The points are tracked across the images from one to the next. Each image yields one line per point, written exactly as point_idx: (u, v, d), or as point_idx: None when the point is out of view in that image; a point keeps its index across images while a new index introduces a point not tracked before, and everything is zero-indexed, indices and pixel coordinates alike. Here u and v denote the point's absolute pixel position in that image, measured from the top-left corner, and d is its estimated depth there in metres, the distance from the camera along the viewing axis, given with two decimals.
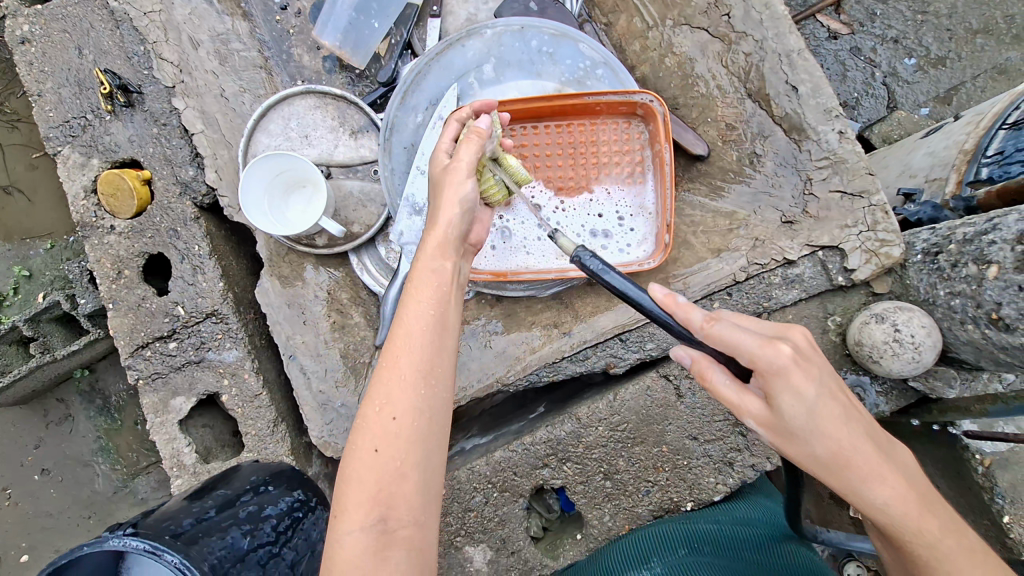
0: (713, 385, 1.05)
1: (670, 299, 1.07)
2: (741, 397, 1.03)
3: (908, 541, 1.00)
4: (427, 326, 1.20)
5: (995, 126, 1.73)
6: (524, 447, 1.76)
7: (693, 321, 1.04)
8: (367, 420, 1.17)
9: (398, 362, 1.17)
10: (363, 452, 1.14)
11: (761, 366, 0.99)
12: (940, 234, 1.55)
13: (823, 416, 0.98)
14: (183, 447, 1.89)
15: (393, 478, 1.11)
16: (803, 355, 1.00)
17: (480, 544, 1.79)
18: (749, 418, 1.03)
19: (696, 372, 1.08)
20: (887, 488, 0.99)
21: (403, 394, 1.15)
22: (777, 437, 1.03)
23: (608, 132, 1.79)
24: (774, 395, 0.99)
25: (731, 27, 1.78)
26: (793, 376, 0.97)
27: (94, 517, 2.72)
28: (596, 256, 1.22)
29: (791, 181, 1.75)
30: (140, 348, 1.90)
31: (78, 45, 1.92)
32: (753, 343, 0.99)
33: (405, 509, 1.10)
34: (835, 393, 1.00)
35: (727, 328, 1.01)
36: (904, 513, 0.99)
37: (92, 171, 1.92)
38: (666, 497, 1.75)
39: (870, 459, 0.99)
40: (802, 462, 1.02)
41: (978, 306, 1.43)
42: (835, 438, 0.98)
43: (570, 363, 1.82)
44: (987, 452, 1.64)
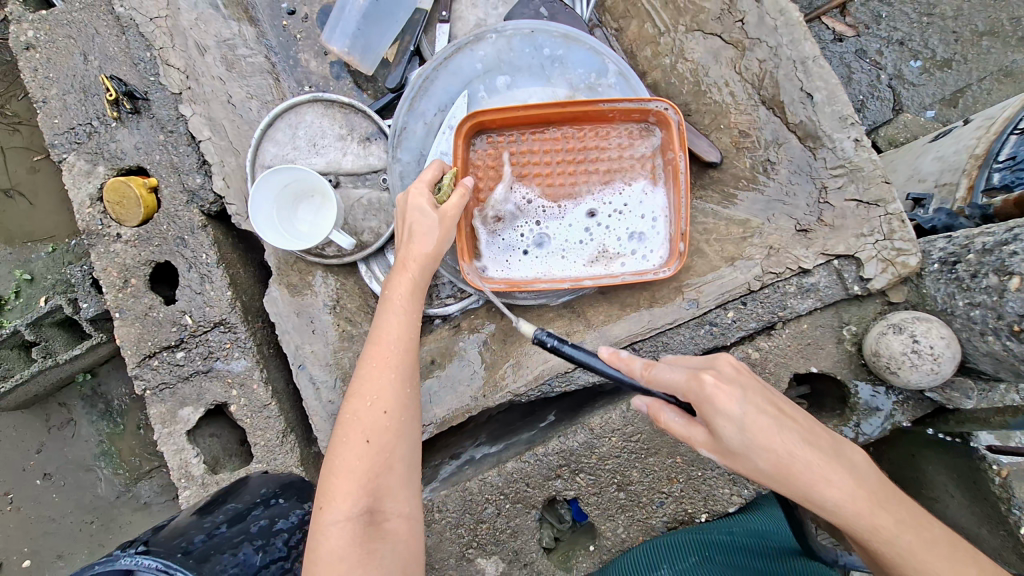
0: (666, 423, 1.14)
1: (614, 354, 1.22)
2: (689, 429, 1.11)
3: (867, 540, 1.02)
4: (411, 332, 1.36)
5: (1007, 131, 1.72)
6: (536, 458, 1.74)
7: (635, 369, 1.18)
8: (355, 416, 1.27)
9: (387, 361, 1.31)
10: (355, 443, 1.24)
11: (692, 398, 1.07)
12: (957, 243, 1.54)
13: (754, 431, 1.02)
14: (191, 457, 1.87)
15: (382, 468, 1.23)
16: (728, 379, 1.08)
17: (492, 555, 1.77)
18: (701, 448, 1.10)
19: (651, 416, 1.17)
20: (836, 488, 1.01)
21: (391, 390, 1.29)
22: (726, 459, 1.08)
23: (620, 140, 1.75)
24: (711, 421, 1.05)
25: (745, 34, 1.76)
26: (718, 400, 1.04)
27: (96, 522, 2.69)
28: (550, 334, 1.33)
29: (806, 188, 1.74)
30: (148, 357, 1.88)
31: (82, 51, 1.90)
32: (682, 378, 1.09)
33: (393, 501, 1.23)
34: (761, 406, 1.04)
35: (663, 369, 1.13)
36: (857, 511, 1.01)
37: (97, 179, 1.90)
38: (680, 508, 1.73)
39: (811, 466, 1.02)
40: (752, 477, 1.06)
41: (1000, 317, 1.41)
42: (774, 451, 1.01)
43: (583, 373, 1.80)
44: (1004, 463, 1.60)
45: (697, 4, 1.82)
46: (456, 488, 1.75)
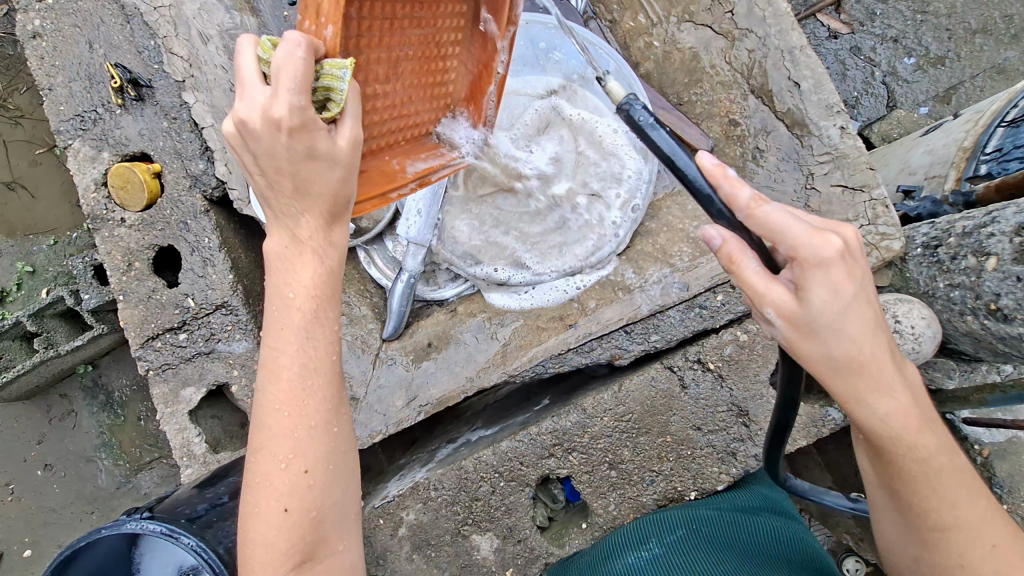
0: (741, 271, 0.95)
1: (720, 169, 0.95)
2: (769, 285, 0.94)
3: (903, 456, 1.05)
4: (320, 377, 1.18)
5: (993, 125, 1.76)
6: (530, 437, 1.78)
7: (739, 199, 0.93)
8: (268, 477, 1.16)
9: (300, 415, 1.16)
10: (271, 512, 1.16)
11: (801, 256, 0.91)
12: (940, 228, 1.59)
13: (851, 316, 0.93)
14: (194, 437, 1.92)
15: (310, 526, 1.17)
16: (851, 251, 0.93)
17: (487, 532, 1.82)
18: (772, 307, 0.94)
19: (723, 256, 0.97)
20: (895, 402, 1.00)
21: (306, 442, 1.16)
22: (797, 335, 0.97)
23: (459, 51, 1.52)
24: (808, 287, 0.92)
25: (735, 24, 1.80)
26: (834, 269, 0.91)
27: (96, 512, 2.74)
28: (646, 109, 1.06)
29: (793, 175, 1.78)
30: (151, 339, 1.92)
31: (87, 40, 1.94)
32: (804, 232, 0.90)
33: (330, 545, 1.20)
34: (869, 298, 0.95)
35: (777, 211, 0.91)
36: (904, 426, 1.02)
37: (102, 164, 1.94)
38: (670, 486, 1.78)
39: (884, 372, 0.98)
40: (814, 364, 0.99)
41: (978, 297, 1.46)
42: (859, 345, 0.95)
43: (576, 355, 1.84)
44: (986, 443, 1.68)
45: None
46: (451, 467, 1.79)
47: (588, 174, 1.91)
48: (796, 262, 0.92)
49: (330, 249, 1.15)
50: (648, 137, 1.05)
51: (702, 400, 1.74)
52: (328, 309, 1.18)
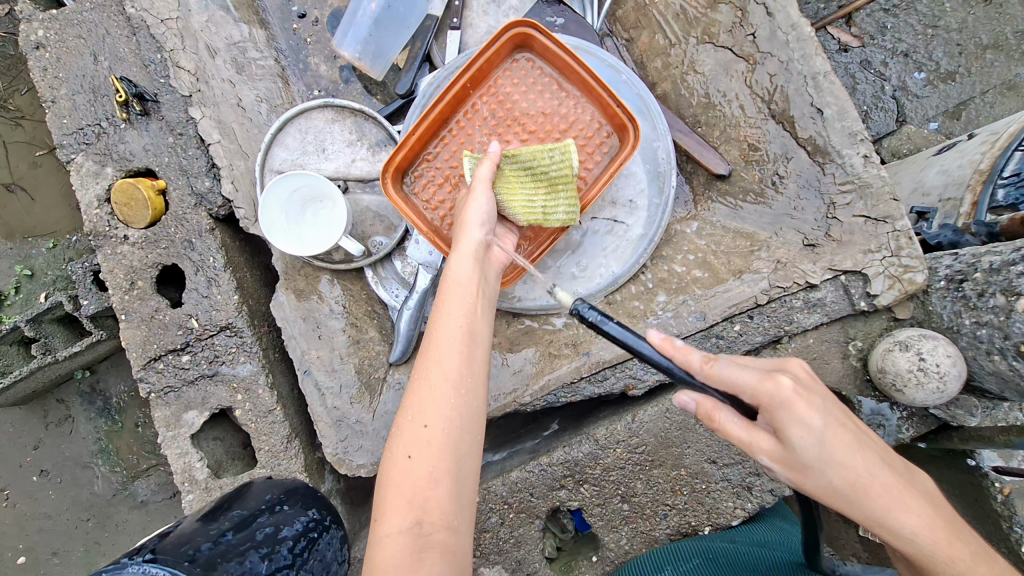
0: (723, 424, 1.08)
1: (669, 342, 1.13)
2: (751, 434, 1.05)
3: (938, 568, 1.01)
4: (455, 341, 1.18)
5: (1011, 148, 1.72)
6: (540, 468, 1.74)
7: (693, 362, 1.11)
8: (399, 429, 1.17)
9: (430, 374, 1.17)
10: (397, 459, 1.14)
11: (763, 400, 1.03)
12: (964, 261, 1.54)
13: (832, 445, 1.01)
14: (195, 462, 1.87)
15: (424, 484, 1.10)
16: (804, 385, 1.04)
17: (495, 565, 1.77)
18: (763, 455, 1.05)
19: (705, 414, 1.11)
20: (911, 513, 1.01)
21: (436, 395, 1.15)
22: (792, 473, 1.05)
23: (517, 86, 1.66)
24: (782, 428, 1.02)
25: (756, 47, 1.77)
26: (796, 407, 1.01)
27: (92, 519, 2.69)
28: (592, 308, 1.23)
29: (814, 204, 1.74)
30: (153, 360, 1.87)
31: (93, 51, 1.89)
32: (753, 378, 1.04)
33: (438, 509, 1.08)
34: (840, 422, 1.03)
35: (727, 367, 1.08)
36: (931, 538, 1.01)
37: (105, 180, 1.89)
38: (684, 521, 1.73)
39: (886, 488, 1.01)
40: (821, 496, 1.04)
41: (1006, 337, 1.43)
42: (852, 469, 1.00)
43: (588, 384, 1.80)
44: (1008, 481, 1.63)
45: (710, 16, 1.82)
46: None
47: (603, 199, 1.88)
48: (762, 408, 1.04)
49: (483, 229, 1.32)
50: (603, 330, 1.20)
51: (718, 433, 1.69)
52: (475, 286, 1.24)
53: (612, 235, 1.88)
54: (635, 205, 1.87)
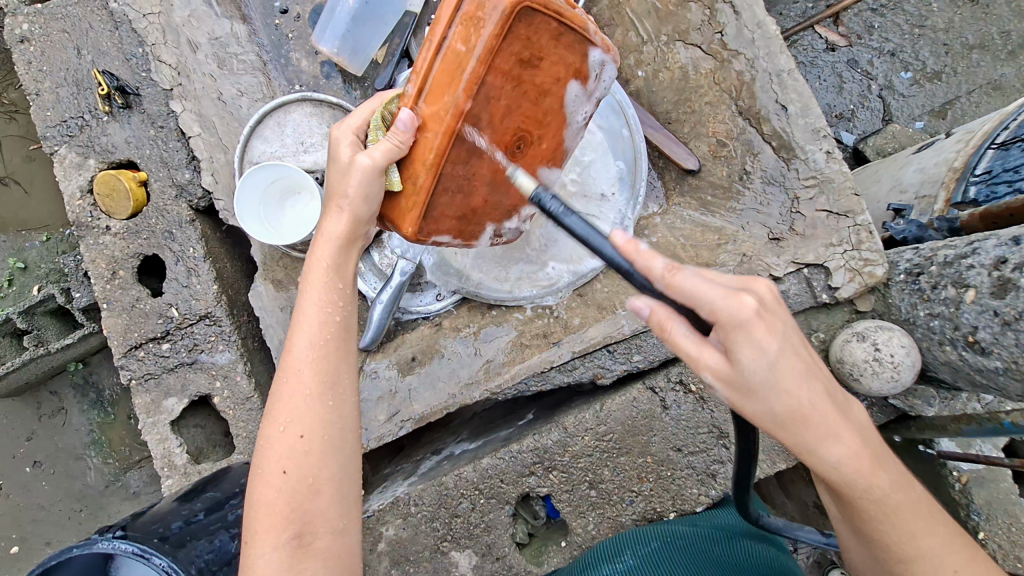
0: (672, 338, 0.93)
1: (632, 245, 0.95)
2: (700, 348, 0.91)
3: (860, 500, 0.96)
4: (330, 335, 1.21)
5: (983, 146, 1.74)
6: (511, 454, 1.78)
7: (654, 270, 0.92)
8: (270, 442, 1.16)
9: (300, 376, 1.17)
10: (272, 475, 1.14)
11: (721, 319, 0.87)
12: (923, 255, 1.58)
13: (783, 374, 0.88)
14: (175, 448, 1.91)
15: (305, 495, 1.12)
16: (768, 308, 0.88)
17: (465, 549, 1.81)
18: (707, 372, 0.91)
19: (655, 324, 0.95)
20: (841, 445, 0.92)
21: (301, 407, 1.15)
22: (735, 394, 0.93)
23: (559, 57, 1.23)
24: (732, 348, 0.88)
25: (725, 45, 1.78)
26: (757, 330, 0.86)
27: (85, 510, 2.73)
28: (555, 198, 1.06)
29: (779, 198, 1.78)
30: (133, 348, 1.91)
31: (76, 45, 1.93)
32: (716, 293, 0.87)
33: (321, 518, 1.12)
34: (796, 348, 0.89)
35: (691, 278, 0.89)
36: (857, 471, 0.94)
37: (88, 172, 1.93)
38: (649, 507, 1.77)
39: (829, 419, 0.91)
40: (759, 421, 0.93)
41: (956, 327, 1.45)
42: (795, 396, 0.89)
43: (559, 373, 1.84)
44: (965, 470, 1.72)
45: (680, 14, 1.85)
46: (432, 483, 1.79)
47: (579, 190, 1.91)
48: (717, 324, 0.88)
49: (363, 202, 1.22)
50: (563, 224, 1.04)
51: (683, 421, 1.74)
52: (340, 279, 1.25)
53: None
54: (607, 198, 1.91)
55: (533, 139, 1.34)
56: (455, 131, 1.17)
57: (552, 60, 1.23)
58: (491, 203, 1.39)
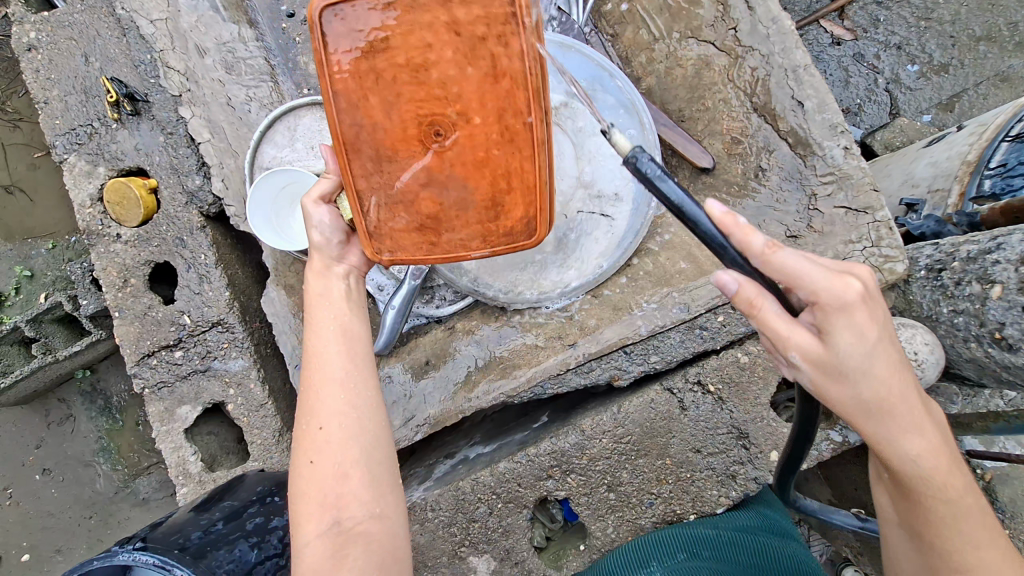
0: (763, 315, 0.95)
1: (731, 217, 0.93)
2: (792, 328, 0.95)
3: (930, 494, 1.02)
4: (332, 333, 1.20)
5: (998, 138, 1.72)
6: (527, 458, 1.76)
7: (752, 246, 0.93)
8: (298, 437, 1.17)
9: (314, 373, 1.18)
10: (302, 467, 1.14)
11: (822, 300, 0.93)
12: (944, 250, 1.56)
13: (879, 355, 0.95)
14: (189, 455, 1.90)
15: (334, 482, 1.11)
16: (870, 293, 0.95)
17: (484, 554, 1.80)
18: (796, 350, 0.95)
19: (743, 303, 0.96)
20: (922, 436, 0.99)
21: (318, 401, 1.16)
22: (821, 375, 0.98)
23: (409, 24, 1.02)
24: (830, 328, 0.94)
25: (738, 41, 1.76)
26: (857, 312, 0.93)
27: (95, 517, 2.73)
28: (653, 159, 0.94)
29: (796, 196, 1.77)
30: (146, 356, 1.91)
31: (84, 53, 1.92)
32: (821, 276, 0.93)
33: (356, 503, 1.11)
34: (892, 337, 0.96)
35: (791, 256, 0.93)
36: (932, 465, 1.00)
37: (98, 179, 1.92)
38: (669, 509, 1.76)
39: (911, 410, 0.98)
40: (842, 401, 0.99)
41: (982, 324, 1.44)
42: (886, 383, 0.96)
43: (575, 375, 1.81)
44: (989, 468, 1.66)
45: (692, 10, 1.83)
46: (448, 487, 1.78)
47: (589, 193, 1.86)
48: (816, 305, 0.95)
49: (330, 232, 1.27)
50: (657, 189, 0.94)
51: (702, 422, 1.72)
52: (333, 288, 1.25)
53: (599, 230, 1.88)
54: (620, 198, 1.86)
55: (450, 121, 1.08)
56: (343, 151, 1.13)
57: (402, 30, 1.03)
58: (445, 204, 1.16)
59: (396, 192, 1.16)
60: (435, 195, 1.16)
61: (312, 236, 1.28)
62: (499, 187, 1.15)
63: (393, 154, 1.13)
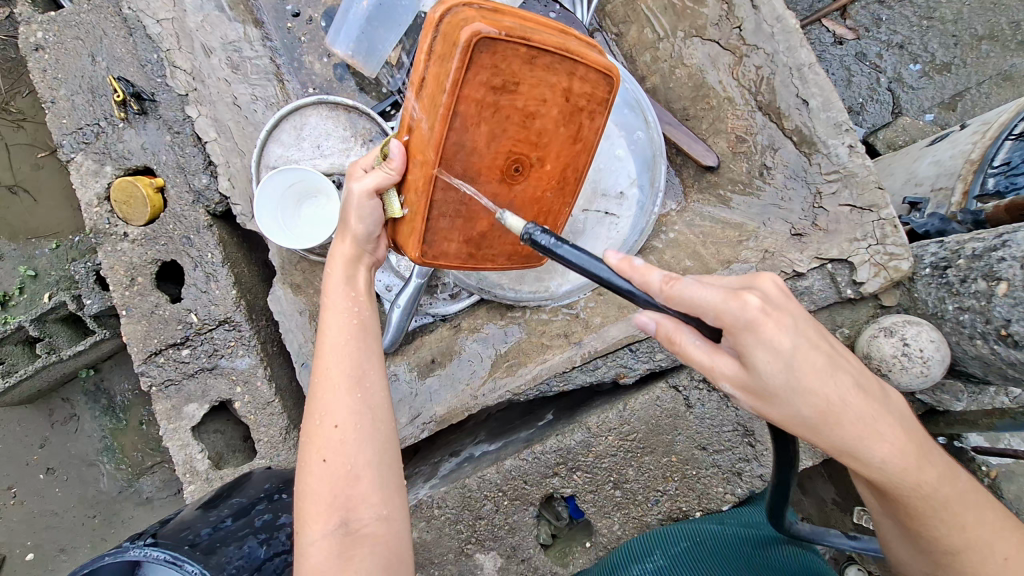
0: (682, 349, 0.92)
1: (626, 262, 0.94)
2: (713, 357, 0.90)
3: (905, 495, 0.95)
4: (348, 332, 1.20)
5: (1001, 137, 1.72)
6: (534, 456, 1.77)
7: (651, 284, 0.92)
8: (309, 433, 1.16)
9: (330, 371, 1.17)
10: (313, 465, 1.13)
11: (727, 323, 0.86)
12: (949, 248, 1.56)
13: (804, 374, 0.86)
14: (196, 453, 1.91)
15: (346, 481, 1.11)
16: (773, 303, 0.87)
17: (490, 551, 1.81)
18: (724, 381, 0.90)
19: (663, 337, 0.94)
20: (883, 443, 0.90)
21: (334, 400, 1.15)
22: (756, 400, 0.91)
23: (539, 79, 1.18)
24: (746, 353, 0.86)
25: (743, 40, 1.77)
26: (763, 329, 0.84)
27: (99, 516, 2.74)
28: (545, 231, 1.05)
29: (800, 193, 1.77)
30: (153, 354, 1.91)
31: (91, 53, 1.93)
32: (716, 298, 0.86)
33: (366, 504, 1.11)
34: (814, 343, 0.87)
35: (688, 287, 0.88)
36: (900, 468, 0.92)
37: (105, 179, 1.93)
38: (675, 506, 1.77)
39: (859, 413, 0.89)
40: (786, 425, 0.92)
41: (988, 321, 1.44)
42: (823, 396, 0.86)
43: (581, 372, 1.82)
44: (994, 464, 1.71)
45: (696, 9, 1.84)
46: (455, 485, 1.78)
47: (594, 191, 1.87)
48: (725, 329, 0.87)
49: (366, 223, 1.24)
50: (557, 256, 1.02)
51: (708, 420, 1.73)
52: (354, 288, 1.25)
53: (604, 228, 1.89)
54: (625, 197, 1.88)
55: (532, 162, 1.28)
56: (438, 163, 1.18)
57: (532, 82, 1.18)
58: (497, 227, 1.37)
59: (465, 209, 1.28)
60: (493, 218, 1.34)
61: (353, 224, 1.23)
62: (541, 222, 1.42)
63: (477, 176, 1.24)
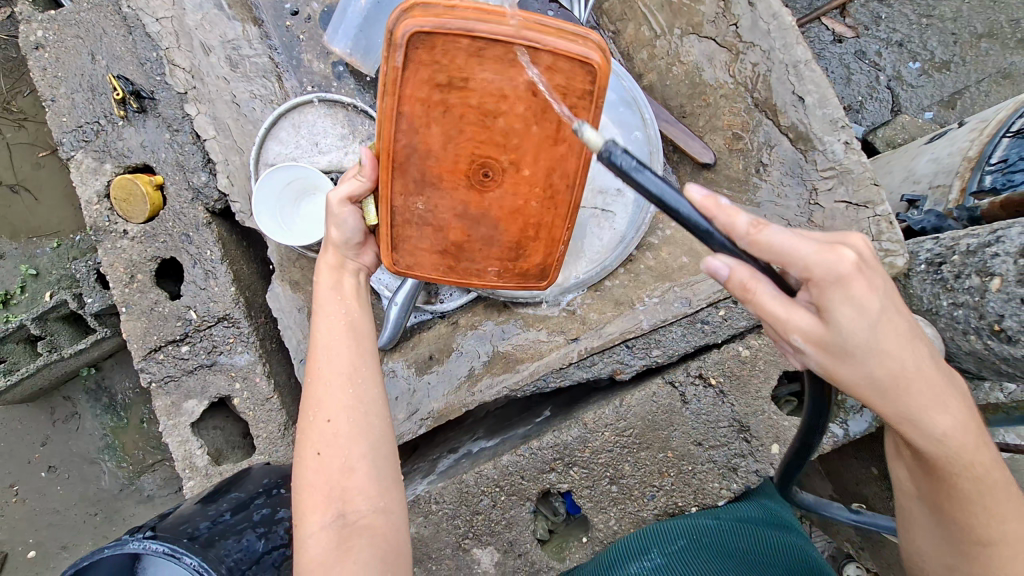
0: (759, 299, 0.91)
1: (713, 201, 0.92)
2: (790, 311, 0.89)
3: (954, 471, 0.98)
4: (340, 330, 1.22)
5: (998, 134, 1.73)
6: (530, 451, 1.77)
7: (738, 227, 0.90)
8: (304, 430, 1.18)
9: (321, 369, 1.20)
10: (308, 460, 1.15)
11: (817, 276, 0.86)
12: (945, 244, 1.58)
13: (884, 336, 0.87)
14: (195, 449, 1.92)
15: (340, 474, 1.13)
16: (867, 263, 0.87)
17: (487, 546, 1.82)
18: (798, 335, 0.90)
19: (736, 286, 0.93)
20: (948, 415, 0.92)
21: (327, 395, 1.17)
22: (828, 359, 0.91)
23: (488, 75, 1.11)
24: (829, 308, 0.87)
25: (739, 37, 1.78)
26: (855, 286, 0.84)
27: (100, 514, 2.75)
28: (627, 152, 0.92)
29: (796, 190, 1.78)
30: (153, 351, 1.93)
31: (91, 51, 1.94)
32: (812, 250, 0.85)
33: (361, 496, 1.12)
34: (898, 309, 0.88)
35: (780, 234, 0.87)
36: (957, 442, 0.94)
37: (105, 176, 1.94)
38: (671, 502, 1.78)
39: (928, 386, 0.91)
40: (852, 387, 0.92)
41: (981, 317, 1.44)
42: (899, 360, 0.88)
43: (577, 369, 1.85)
44: None
45: (693, 7, 1.84)
46: (452, 481, 1.79)
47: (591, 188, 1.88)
48: (810, 283, 0.87)
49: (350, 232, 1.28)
50: (634, 181, 0.92)
51: (703, 416, 1.74)
52: (342, 289, 1.27)
53: (602, 226, 1.89)
54: (623, 194, 1.88)
55: (500, 166, 1.22)
56: (392, 166, 1.20)
57: (484, 79, 1.12)
58: (474, 236, 1.32)
59: (433, 216, 1.28)
60: (467, 226, 1.31)
61: (330, 232, 1.28)
62: (527, 233, 1.32)
63: (439, 181, 1.24)
